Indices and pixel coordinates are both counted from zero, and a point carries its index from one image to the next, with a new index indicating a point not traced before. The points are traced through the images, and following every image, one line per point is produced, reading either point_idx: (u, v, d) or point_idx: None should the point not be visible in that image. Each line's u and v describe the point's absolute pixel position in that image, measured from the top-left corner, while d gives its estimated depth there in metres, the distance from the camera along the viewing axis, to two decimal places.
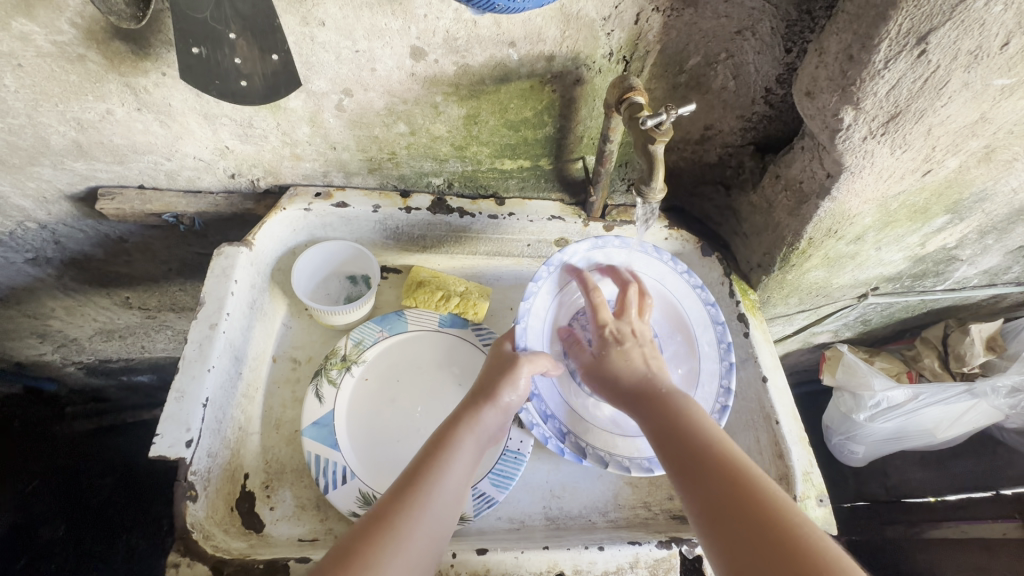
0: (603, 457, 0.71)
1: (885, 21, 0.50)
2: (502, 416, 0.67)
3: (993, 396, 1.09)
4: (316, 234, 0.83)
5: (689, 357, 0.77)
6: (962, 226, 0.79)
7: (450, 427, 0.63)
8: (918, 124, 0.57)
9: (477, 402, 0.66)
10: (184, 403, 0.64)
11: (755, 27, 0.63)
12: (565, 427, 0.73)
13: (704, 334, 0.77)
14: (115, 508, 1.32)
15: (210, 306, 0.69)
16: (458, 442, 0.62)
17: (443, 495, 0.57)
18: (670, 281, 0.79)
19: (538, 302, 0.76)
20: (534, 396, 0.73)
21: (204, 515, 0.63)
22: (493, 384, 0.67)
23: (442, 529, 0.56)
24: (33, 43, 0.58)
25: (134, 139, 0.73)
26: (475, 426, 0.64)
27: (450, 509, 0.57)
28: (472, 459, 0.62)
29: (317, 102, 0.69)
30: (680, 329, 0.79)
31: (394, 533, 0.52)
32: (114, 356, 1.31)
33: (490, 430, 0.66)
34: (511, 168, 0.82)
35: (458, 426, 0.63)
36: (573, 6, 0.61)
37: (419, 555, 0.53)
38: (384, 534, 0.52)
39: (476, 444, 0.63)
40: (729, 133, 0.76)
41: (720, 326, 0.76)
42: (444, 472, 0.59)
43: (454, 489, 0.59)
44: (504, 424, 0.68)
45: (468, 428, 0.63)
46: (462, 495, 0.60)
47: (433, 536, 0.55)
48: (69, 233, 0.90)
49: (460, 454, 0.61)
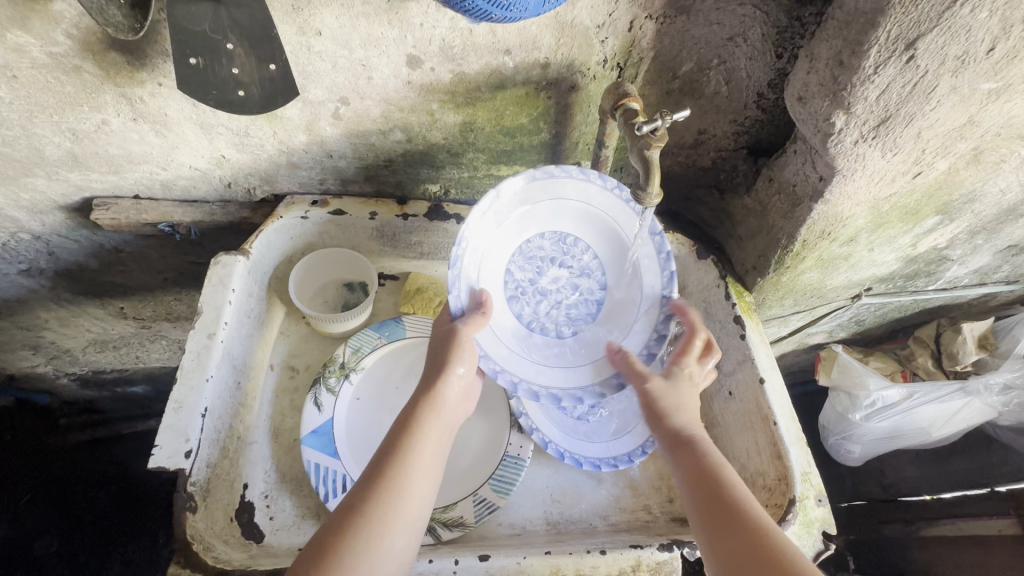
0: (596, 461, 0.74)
1: (875, 28, 0.51)
2: (461, 388, 0.65)
3: (987, 393, 1.10)
4: (313, 241, 0.83)
5: (626, 267, 0.75)
6: (952, 226, 0.80)
7: (413, 406, 0.61)
8: (908, 127, 0.58)
9: (431, 378, 0.63)
10: (182, 414, 0.63)
11: (746, 33, 0.64)
12: (520, 377, 0.70)
13: (642, 245, 0.74)
14: (109, 520, 1.30)
15: (207, 315, 0.69)
16: (423, 423, 0.59)
17: (415, 475, 0.56)
18: (607, 202, 0.73)
19: (470, 261, 0.69)
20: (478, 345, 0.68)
21: (204, 526, 0.62)
22: (443, 356, 0.64)
23: (418, 516, 0.55)
24: (29, 55, 0.58)
25: (130, 150, 0.73)
26: (438, 405, 0.61)
27: (423, 491, 0.56)
28: (440, 438, 0.60)
29: (314, 110, 0.69)
30: (617, 242, 0.75)
31: (365, 522, 0.51)
32: (108, 367, 1.30)
33: (452, 406, 0.64)
34: (508, 173, 0.83)
35: (420, 405, 0.61)
36: (568, 14, 0.62)
37: (394, 543, 0.52)
38: (356, 521, 0.51)
39: (444, 424, 0.62)
40: (723, 137, 0.77)
41: (659, 238, 0.73)
42: (413, 454, 0.57)
43: (426, 470, 0.57)
44: (465, 394, 0.66)
45: (429, 406, 0.61)
46: (436, 475, 0.58)
47: (408, 521, 0.54)
48: (63, 244, 0.89)
49: (427, 435, 0.59)
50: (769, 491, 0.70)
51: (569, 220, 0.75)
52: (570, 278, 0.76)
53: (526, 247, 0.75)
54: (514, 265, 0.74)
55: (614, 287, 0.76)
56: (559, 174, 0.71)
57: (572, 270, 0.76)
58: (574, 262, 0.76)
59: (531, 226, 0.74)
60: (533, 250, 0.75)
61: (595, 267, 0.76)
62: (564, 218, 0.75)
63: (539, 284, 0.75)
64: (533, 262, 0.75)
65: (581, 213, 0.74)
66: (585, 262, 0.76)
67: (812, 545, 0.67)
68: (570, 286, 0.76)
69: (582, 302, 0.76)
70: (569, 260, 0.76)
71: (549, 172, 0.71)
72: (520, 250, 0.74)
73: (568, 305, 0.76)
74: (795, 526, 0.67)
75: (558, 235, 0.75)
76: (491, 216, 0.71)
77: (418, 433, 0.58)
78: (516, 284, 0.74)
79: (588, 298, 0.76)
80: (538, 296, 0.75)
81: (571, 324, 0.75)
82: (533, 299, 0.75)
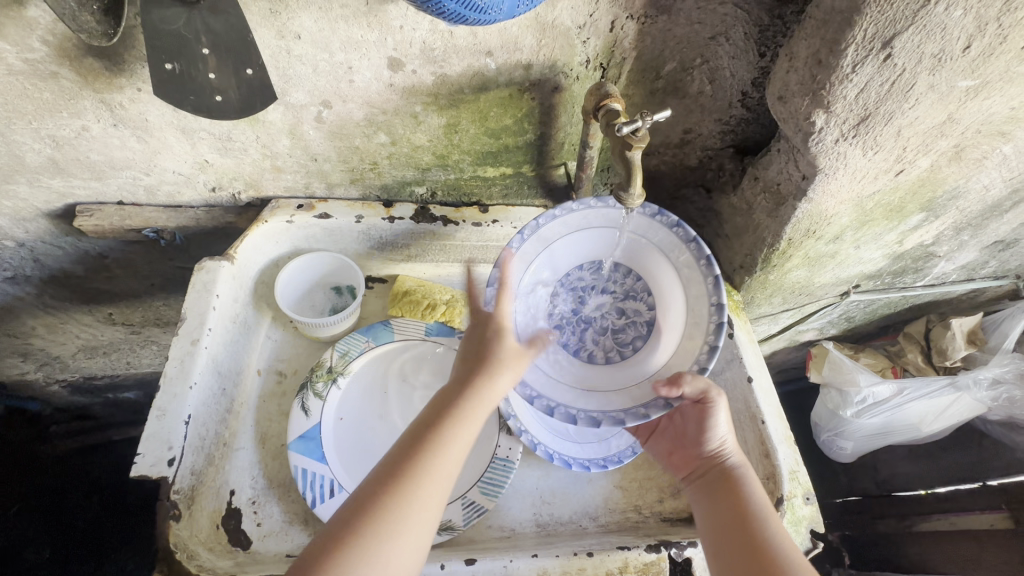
0: (586, 462, 0.74)
1: (851, 26, 0.51)
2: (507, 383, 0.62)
3: (976, 388, 1.11)
4: (299, 245, 0.83)
5: (669, 284, 0.73)
6: (938, 223, 0.80)
7: (466, 392, 0.57)
8: (887, 125, 0.58)
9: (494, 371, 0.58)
10: (165, 421, 0.63)
11: (728, 33, 0.64)
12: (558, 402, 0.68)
13: (679, 257, 0.71)
14: (103, 529, 1.30)
15: (191, 322, 0.69)
16: (473, 414, 0.56)
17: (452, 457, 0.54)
18: (634, 223, 0.73)
19: None
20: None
21: (188, 534, 0.62)
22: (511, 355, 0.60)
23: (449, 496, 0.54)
24: (4, 62, 0.58)
25: (111, 156, 0.72)
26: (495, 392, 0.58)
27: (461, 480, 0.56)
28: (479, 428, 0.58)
29: (296, 114, 0.69)
30: (656, 261, 0.74)
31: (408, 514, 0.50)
32: (98, 373, 1.29)
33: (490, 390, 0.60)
34: (494, 175, 0.83)
35: (475, 393, 0.57)
36: (548, 15, 0.61)
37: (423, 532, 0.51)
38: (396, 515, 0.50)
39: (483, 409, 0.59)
40: (708, 137, 0.77)
41: (679, 227, 0.70)
42: (462, 450, 0.55)
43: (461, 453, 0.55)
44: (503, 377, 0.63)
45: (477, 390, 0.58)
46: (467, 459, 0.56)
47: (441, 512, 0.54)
48: (48, 251, 0.88)
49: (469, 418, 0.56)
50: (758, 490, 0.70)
51: (605, 248, 0.76)
52: (614, 303, 0.77)
53: (566, 279, 0.77)
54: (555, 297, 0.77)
55: (660, 306, 0.74)
56: (583, 209, 0.72)
57: (615, 295, 0.77)
58: (615, 287, 0.77)
59: (566, 258, 0.76)
60: (575, 282, 0.77)
61: (641, 289, 0.76)
62: (599, 246, 0.76)
63: (583, 313, 0.77)
64: (574, 292, 0.77)
65: (610, 237, 0.75)
66: (630, 287, 0.77)
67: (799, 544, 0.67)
68: (615, 310, 0.77)
69: (629, 324, 0.76)
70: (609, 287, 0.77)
71: (572, 209, 0.72)
72: (561, 282, 0.77)
73: (613, 329, 0.76)
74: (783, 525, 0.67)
75: (593, 263, 0.77)
76: (527, 256, 0.73)
77: (468, 421, 0.56)
78: (561, 316, 0.76)
79: (636, 320, 0.75)
80: (583, 324, 0.76)
81: (621, 347, 0.75)
82: (577, 328, 0.76)
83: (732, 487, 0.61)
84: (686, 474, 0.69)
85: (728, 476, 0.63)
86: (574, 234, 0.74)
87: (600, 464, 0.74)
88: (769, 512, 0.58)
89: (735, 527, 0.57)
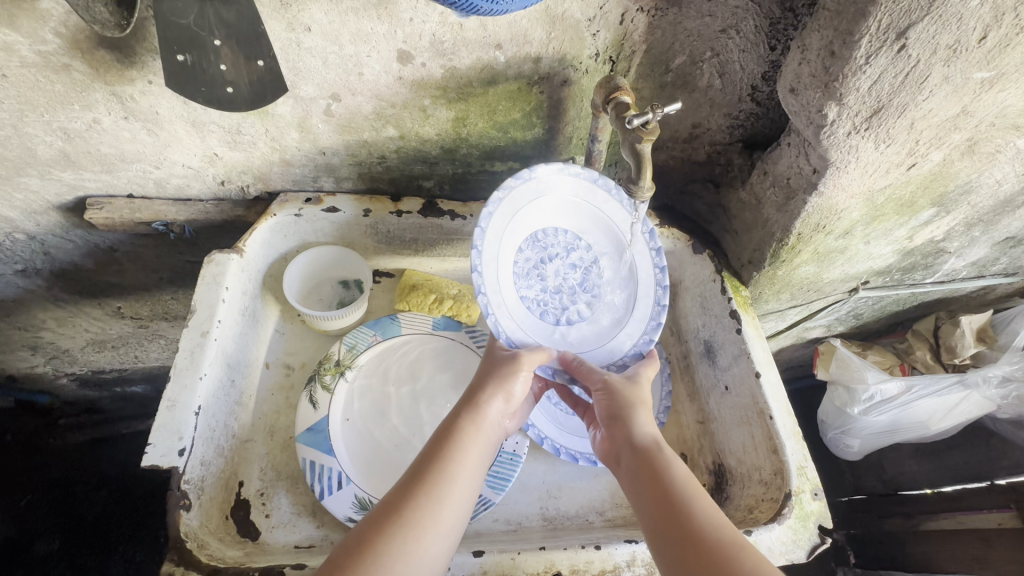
0: (592, 456, 0.75)
1: (865, 17, 0.51)
2: (507, 408, 0.66)
3: (985, 386, 1.10)
4: (307, 239, 0.83)
5: (600, 222, 0.77)
6: (948, 218, 0.80)
7: (455, 417, 0.63)
8: (900, 118, 0.58)
9: (480, 393, 0.65)
10: (176, 412, 0.63)
11: (739, 25, 0.64)
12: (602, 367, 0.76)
13: (604, 202, 0.76)
14: (111, 521, 1.31)
15: (202, 313, 0.69)
16: (463, 433, 0.61)
17: (456, 482, 0.57)
18: (550, 183, 0.73)
19: (494, 310, 0.70)
20: (555, 374, 0.73)
21: (198, 524, 0.62)
22: (498, 374, 0.66)
23: (455, 523, 0.55)
24: (17, 54, 0.58)
25: (122, 148, 0.72)
26: (484, 422, 0.63)
27: (466, 501, 0.57)
28: (482, 450, 0.61)
29: (305, 107, 0.69)
30: (578, 209, 0.76)
31: (405, 524, 0.52)
32: (106, 366, 1.30)
33: (493, 426, 0.64)
34: (502, 169, 0.83)
35: (462, 415, 0.63)
36: (558, 7, 0.61)
37: (433, 551, 0.52)
38: (395, 524, 0.51)
39: (487, 443, 0.63)
40: (717, 131, 0.77)
41: (580, 171, 0.73)
42: (455, 463, 0.58)
43: (466, 481, 0.58)
44: (510, 411, 0.67)
45: (473, 422, 0.62)
46: (473, 489, 0.59)
47: (447, 528, 0.54)
48: (58, 244, 0.89)
49: (468, 445, 0.60)
50: (766, 485, 0.70)
51: (529, 221, 0.74)
52: (563, 261, 0.77)
53: (518, 267, 0.75)
54: (522, 291, 0.75)
55: (600, 244, 0.78)
56: (504, 194, 0.70)
57: (561, 254, 0.77)
58: (557, 248, 0.76)
59: (508, 250, 0.73)
60: (526, 265, 0.75)
61: (574, 237, 0.77)
62: (525, 223, 0.74)
63: (549, 286, 0.76)
64: (528, 270, 0.75)
65: (532, 208, 0.74)
66: (566, 240, 0.77)
67: (807, 539, 0.66)
68: (570, 267, 0.77)
69: (588, 271, 0.77)
70: (552, 249, 0.76)
71: (496, 199, 0.70)
72: (516, 274, 0.74)
73: (578, 282, 0.77)
74: (791, 521, 0.66)
75: (529, 239, 0.75)
76: (487, 272, 0.70)
77: (468, 449, 0.60)
78: (536, 302, 0.75)
79: (591, 265, 0.77)
80: (557, 294, 0.76)
81: (595, 294, 0.77)
82: (555, 300, 0.76)
83: (651, 470, 0.57)
84: (610, 466, 0.64)
85: (650, 462, 0.58)
86: (509, 223, 0.72)
87: None
88: (694, 489, 0.54)
89: (665, 516, 0.53)
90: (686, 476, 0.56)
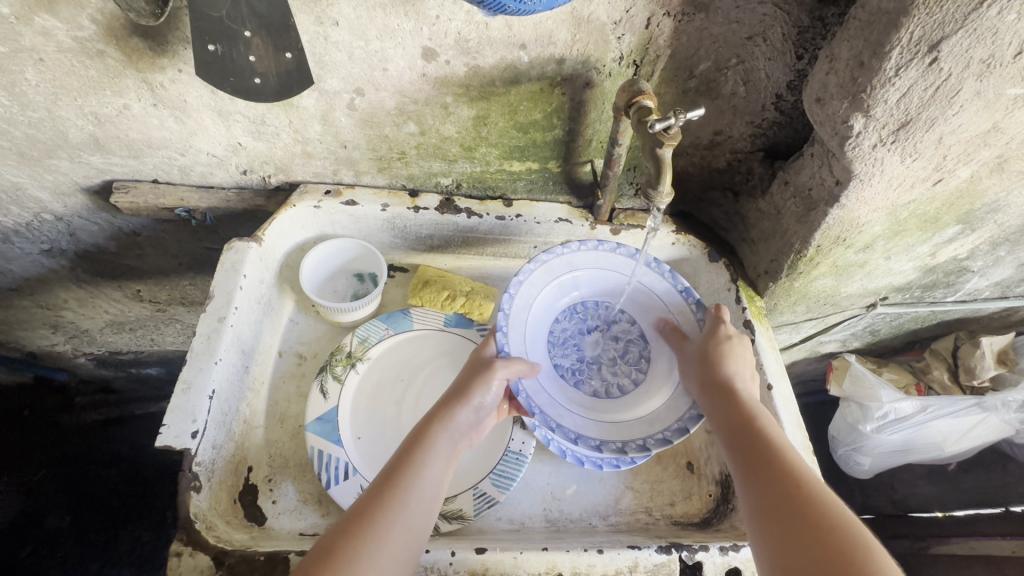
0: (597, 445, 0.69)
1: (897, 28, 0.50)
2: (475, 418, 0.66)
3: (1004, 410, 1.08)
4: (325, 230, 0.84)
5: (643, 296, 0.81)
6: (973, 236, 0.78)
7: (428, 421, 0.63)
8: (929, 132, 0.57)
9: (450, 400, 0.65)
10: (190, 395, 0.64)
11: (767, 33, 0.64)
12: (639, 438, 0.71)
13: (642, 273, 0.79)
14: (120, 499, 1.33)
15: (219, 300, 0.70)
16: (433, 439, 0.61)
17: (420, 486, 0.56)
18: (583, 258, 0.80)
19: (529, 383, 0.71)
20: (579, 440, 0.69)
21: (207, 506, 0.63)
22: (468, 382, 0.66)
23: (422, 526, 0.55)
24: (55, 39, 0.59)
25: (149, 135, 0.74)
26: (449, 426, 0.62)
27: (431, 505, 0.57)
28: (448, 456, 0.61)
29: (329, 100, 0.70)
30: (614, 284, 0.81)
31: (377, 526, 0.52)
32: (123, 348, 1.32)
33: (462, 432, 0.64)
34: (520, 169, 0.83)
35: (434, 422, 0.62)
36: (584, 10, 0.61)
37: (398, 555, 0.52)
38: (366, 527, 0.51)
39: (451, 445, 0.62)
40: (739, 139, 0.76)
41: (619, 249, 0.79)
42: (422, 467, 0.58)
43: (432, 483, 0.58)
44: (477, 424, 0.67)
45: (442, 427, 0.62)
46: (440, 491, 0.58)
47: (414, 532, 0.54)
48: (83, 225, 0.91)
49: (435, 451, 0.60)
50: None
51: (566, 294, 0.81)
52: (603, 333, 0.81)
53: (555, 336, 0.79)
54: (557, 359, 0.78)
55: (641, 318, 0.81)
56: (536, 265, 0.77)
57: (599, 327, 0.81)
58: (597, 320, 0.81)
59: (543, 322, 0.79)
60: (562, 335, 0.80)
61: (614, 311, 0.82)
62: (562, 296, 0.81)
63: (586, 356, 0.79)
64: (565, 341, 0.79)
65: (573, 280, 0.80)
66: (606, 314, 0.82)
67: None
68: (610, 339, 0.81)
69: (626, 344, 0.80)
70: (591, 322, 0.81)
71: (527, 270, 0.76)
72: (552, 343, 0.79)
73: (616, 356, 0.80)
74: None
75: (567, 311, 0.81)
76: (518, 334, 0.74)
77: (437, 451, 0.60)
78: (572, 371, 0.78)
79: (628, 338, 0.81)
80: (592, 364, 0.79)
81: (636, 366, 0.79)
82: (591, 371, 0.78)
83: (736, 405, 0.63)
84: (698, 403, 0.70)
85: (736, 421, 0.61)
86: (542, 293, 0.78)
87: (616, 453, 0.68)
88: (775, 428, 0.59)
89: (749, 475, 0.55)
90: (779, 439, 0.58)
